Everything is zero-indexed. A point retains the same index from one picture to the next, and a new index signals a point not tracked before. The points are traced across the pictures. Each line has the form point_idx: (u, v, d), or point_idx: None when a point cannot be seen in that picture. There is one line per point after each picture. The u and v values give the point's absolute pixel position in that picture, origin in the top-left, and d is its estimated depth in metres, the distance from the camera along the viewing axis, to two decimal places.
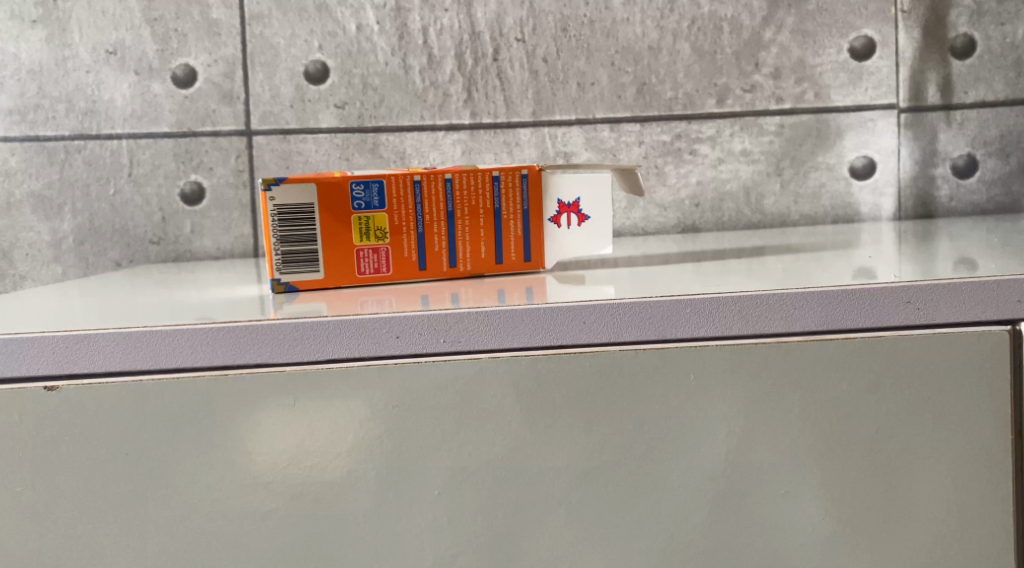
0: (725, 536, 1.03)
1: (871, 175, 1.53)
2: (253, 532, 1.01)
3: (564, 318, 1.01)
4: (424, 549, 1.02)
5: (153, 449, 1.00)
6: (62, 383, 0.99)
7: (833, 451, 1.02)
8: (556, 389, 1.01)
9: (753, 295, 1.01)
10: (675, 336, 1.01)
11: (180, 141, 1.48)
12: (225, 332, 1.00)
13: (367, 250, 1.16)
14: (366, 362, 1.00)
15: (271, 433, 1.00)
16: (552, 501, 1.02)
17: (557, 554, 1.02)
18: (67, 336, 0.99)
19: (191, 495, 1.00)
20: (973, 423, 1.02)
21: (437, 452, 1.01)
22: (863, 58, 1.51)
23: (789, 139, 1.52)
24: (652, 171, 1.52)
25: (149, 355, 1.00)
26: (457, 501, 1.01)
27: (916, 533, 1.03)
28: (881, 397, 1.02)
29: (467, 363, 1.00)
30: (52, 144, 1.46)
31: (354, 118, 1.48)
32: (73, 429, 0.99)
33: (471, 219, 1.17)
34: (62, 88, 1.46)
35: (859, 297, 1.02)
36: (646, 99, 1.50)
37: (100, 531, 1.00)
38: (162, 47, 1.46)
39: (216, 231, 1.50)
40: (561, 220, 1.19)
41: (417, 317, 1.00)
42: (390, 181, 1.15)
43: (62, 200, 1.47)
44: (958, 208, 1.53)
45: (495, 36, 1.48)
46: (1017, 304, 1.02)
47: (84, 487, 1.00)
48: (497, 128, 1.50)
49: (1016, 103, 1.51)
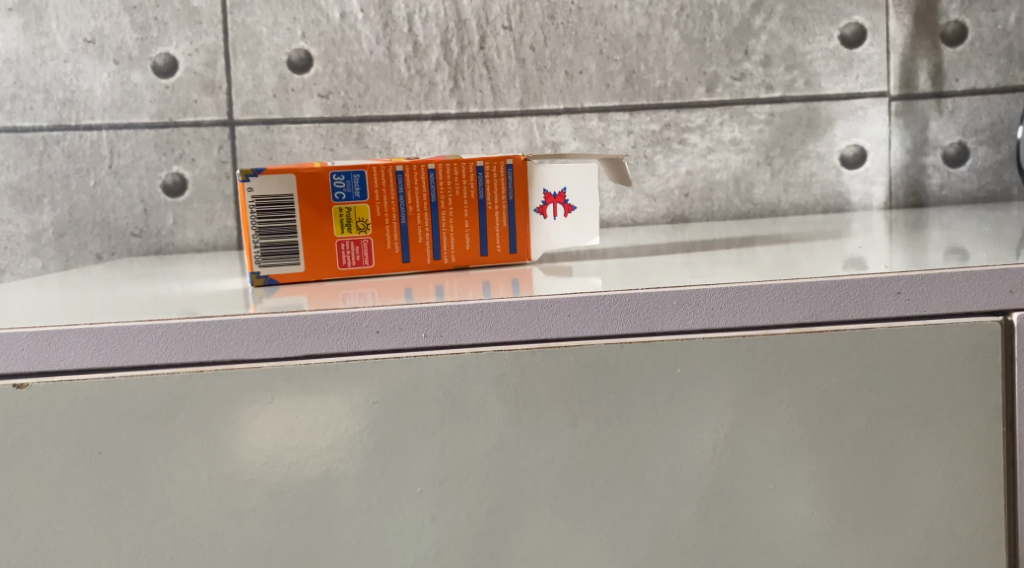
0: (713, 532, 1.01)
1: (862, 163, 1.51)
2: (230, 532, 0.99)
3: (548, 311, 0.99)
4: (406, 547, 1.00)
5: (128, 446, 0.98)
6: (32, 379, 0.97)
7: (823, 444, 1.01)
8: (540, 384, 0.99)
9: (742, 287, 0.99)
10: (661, 329, 0.99)
11: (160, 132, 1.45)
12: (201, 328, 0.98)
13: (348, 242, 1.14)
14: (346, 356, 0.98)
15: (249, 431, 0.98)
16: (537, 497, 1.00)
17: (543, 552, 1.01)
18: (37, 332, 0.97)
19: (168, 494, 0.98)
20: (963, 416, 1.01)
21: (419, 449, 0.99)
22: (852, 46, 1.49)
23: (778, 128, 1.50)
24: (641, 160, 1.50)
25: (122, 352, 0.98)
26: (440, 498, 1.00)
27: (907, 528, 1.02)
28: (871, 389, 1.00)
29: (450, 356, 0.98)
30: (29, 135, 1.44)
31: (338, 107, 1.46)
32: (45, 427, 0.97)
33: (455, 210, 1.15)
34: (40, 77, 1.43)
35: (848, 288, 1.00)
36: (634, 88, 1.48)
37: (74, 531, 0.98)
38: (142, 36, 1.43)
39: (199, 223, 1.48)
40: (547, 211, 1.17)
41: (396, 311, 0.98)
42: (371, 171, 1.13)
43: (40, 192, 1.45)
44: (949, 197, 1.52)
45: (482, 24, 1.46)
46: (1010, 295, 1.00)
47: (58, 486, 0.98)
48: (484, 117, 1.48)
49: (1008, 90, 1.49)
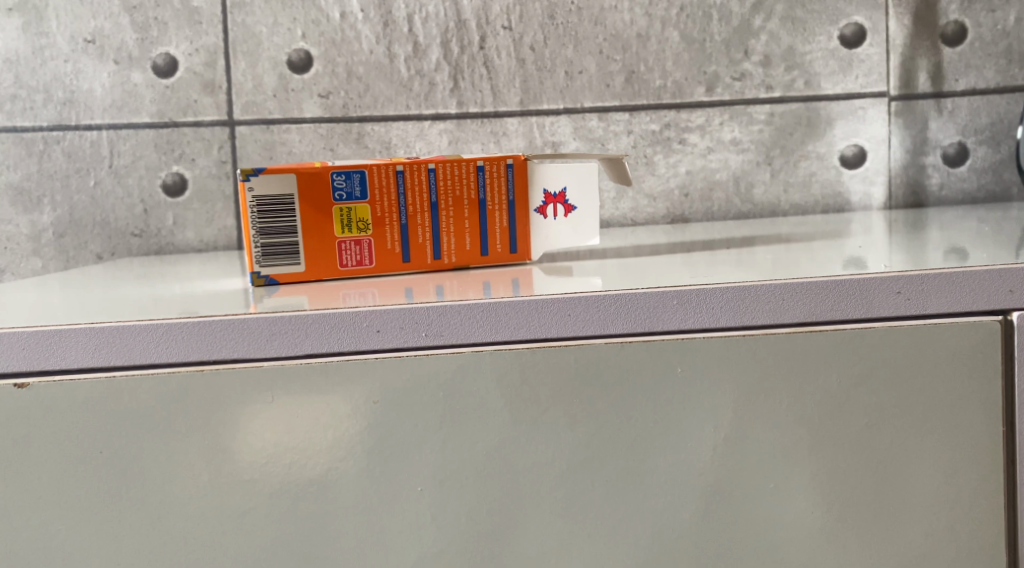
0: (713, 531, 1.01)
1: (862, 163, 1.51)
2: (231, 531, 0.99)
3: (548, 311, 0.99)
4: (407, 546, 1.00)
5: (129, 446, 0.98)
6: (33, 379, 0.97)
7: (823, 443, 1.01)
8: (540, 384, 0.99)
9: (742, 287, 1.00)
10: (661, 329, 0.99)
11: (161, 132, 1.45)
12: (202, 327, 0.98)
13: (349, 242, 1.14)
14: (346, 356, 0.99)
15: (249, 430, 0.98)
16: (537, 497, 1.00)
17: (543, 552, 1.01)
18: (38, 332, 0.97)
19: (168, 494, 0.98)
20: (963, 415, 1.01)
21: (419, 449, 0.99)
22: (852, 46, 1.49)
23: (778, 128, 1.50)
24: (641, 160, 1.50)
25: (122, 352, 0.98)
26: (440, 498, 1.00)
27: (908, 527, 1.02)
28: (871, 389, 1.00)
29: (450, 356, 0.98)
30: (30, 135, 1.44)
31: (338, 107, 1.46)
32: (45, 427, 0.97)
33: (455, 210, 1.15)
34: (40, 77, 1.43)
35: (848, 288, 1.00)
36: (634, 88, 1.48)
37: (74, 531, 0.98)
38: (142, 36, 1.43)
39: (199, 223, 1.48)
40: (547, 211, 1.17)
41: (396, 310, 0.98)
42: (371, 171, 1.13)
43: (41, 192, 1.45)
44: (948, 197, 1.52)
45: (482, 24, 1.46)
46: (1010, 294, 1.00)
47: (58, 486, 0.98)
48: (484, 117, 1.48)
49: (1008, 90, 1.50)
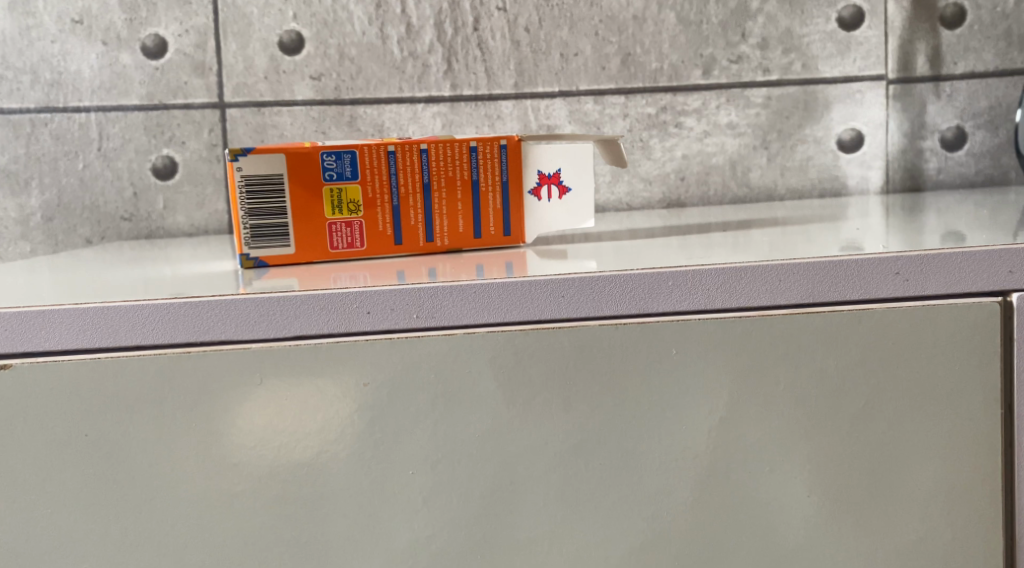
0: (707, 515, 1.00)
1: (859, 147, 1.50)
2: (219, 516, 0.98)
3: (541, 292, 0.97)
4: (397, 531, 0.99)
5: (115, 429, 0.96)
6: (16, 360, 0.95)
7: (820, 425, 0.99)
8: (533, 366, 0.97)
9: (739, 267, 0.98)
10: (656, 310, 0.98)
11: (150, 114, 1.43)
12: (190, 308, 0.96)
13: (339, 224, 1.12)
14: (336, 338, 0.97)
15: (238, 413, 0.97)
16: (531, 480, 0.99)
17: (536, 536, 0.99)
18: (21, 312, 0.96)
19: (155, 477, 0.97)
20: (961, 397, 1.00)
21: (411, 431, 0.98)
22: (851, 28, 1.47)
23: (776, 111, 1.49)
24: (636, 144, 1.49)
25: (107, 333, 0.96)
26: (432, 481, 0.98)
27: (904, 511, 1.01)
28: (868, 371, 0.99)
29: (442, 338, 0.97)
30: (17, 117, 1.42)
31: (330, 90, 1.44)
32: (28, 409, 0.96)
33: (448, 192, 1.13)
34: (27, 58, 1.41)
35: (847, 269, 0.98)
36: (630, 70, 1.47)
37: (59, 515, 0.97)
38: (131, 16, 1.41)
39: (189, 207, 1.46)
40: (541, 193, 1.16)
41: (386, 291, 0.97)
42: (363, 152, 1.11)
43: (28, 175, 1.43)
44: (946, 180, 1.50)
45: (476, 5, 1.44)
46: (1010, 275, 0.99)
47: (42, 471, 0.96)
48: (478, 100, 1.46)
49: (1007, 74, 1.48)
